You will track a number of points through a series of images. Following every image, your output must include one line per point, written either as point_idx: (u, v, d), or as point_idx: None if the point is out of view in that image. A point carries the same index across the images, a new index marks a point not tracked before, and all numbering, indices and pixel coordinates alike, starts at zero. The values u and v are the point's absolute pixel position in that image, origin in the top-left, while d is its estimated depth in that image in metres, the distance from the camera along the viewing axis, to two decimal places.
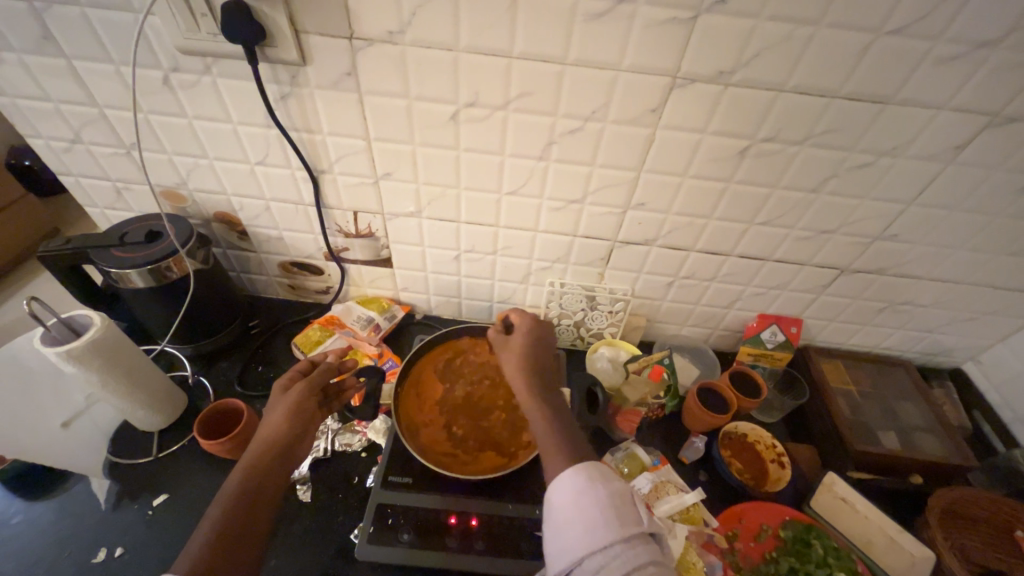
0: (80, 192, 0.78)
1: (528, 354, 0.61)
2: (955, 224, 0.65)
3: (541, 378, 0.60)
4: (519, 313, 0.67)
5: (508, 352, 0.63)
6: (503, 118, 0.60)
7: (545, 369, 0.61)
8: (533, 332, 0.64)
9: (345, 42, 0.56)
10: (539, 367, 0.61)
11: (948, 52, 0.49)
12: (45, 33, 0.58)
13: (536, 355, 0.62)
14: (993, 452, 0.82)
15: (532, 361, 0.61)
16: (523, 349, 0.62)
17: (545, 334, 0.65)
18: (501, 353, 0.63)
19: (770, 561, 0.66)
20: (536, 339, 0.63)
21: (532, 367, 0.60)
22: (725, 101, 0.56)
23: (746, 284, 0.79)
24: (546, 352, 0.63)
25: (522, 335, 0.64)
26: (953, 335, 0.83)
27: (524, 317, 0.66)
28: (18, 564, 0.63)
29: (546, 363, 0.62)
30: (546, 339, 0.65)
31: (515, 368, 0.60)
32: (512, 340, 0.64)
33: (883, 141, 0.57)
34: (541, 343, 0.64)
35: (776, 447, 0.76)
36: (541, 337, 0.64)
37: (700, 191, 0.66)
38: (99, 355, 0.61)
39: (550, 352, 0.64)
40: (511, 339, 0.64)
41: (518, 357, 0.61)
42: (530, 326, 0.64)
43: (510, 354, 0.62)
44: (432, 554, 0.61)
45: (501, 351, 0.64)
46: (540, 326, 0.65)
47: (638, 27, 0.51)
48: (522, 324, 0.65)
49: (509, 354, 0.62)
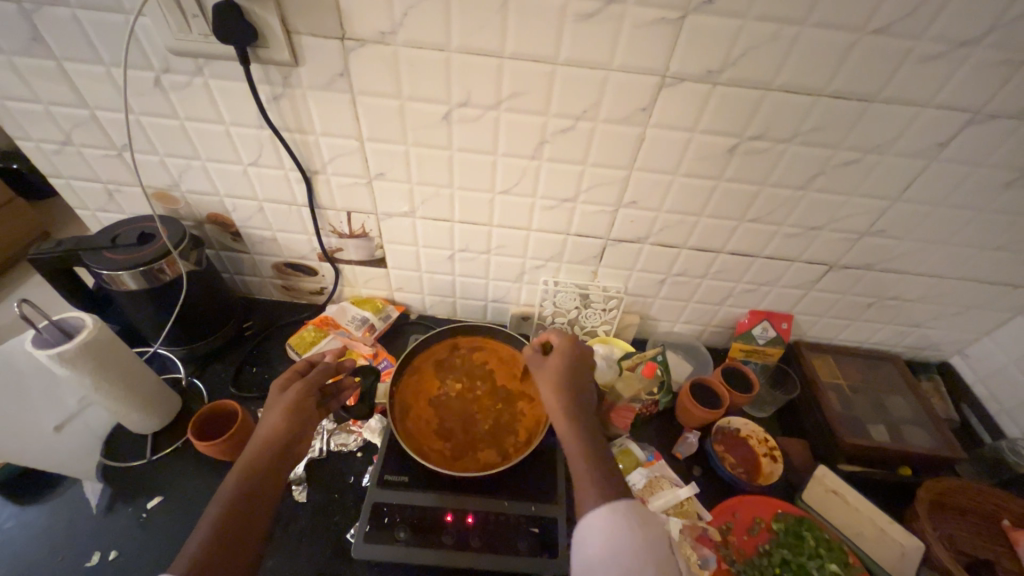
0: (71, 194, 0.77)
1: (566, 377, 0.62)
2: (940, 219, 0.67)
3: (578, 404, 0.60)
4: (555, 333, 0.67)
5: (544, 373, 0.63)
6: (495, 118, 0.61)
7: (582, 394, 0.61)
8: (569, 354, 0.64)
9: (337, 43, 0.56)
10: (577, 391, 0.61)
11: (930, 51, 0.51)
12: (34, 35, 0.57)
13: (575, 378, 0.62)
14: (980, 443, 0.83)
15: (570, 385, 0.61)
16: (561, 372, 0.62)
17: (584, 355, 0.65)
18: (537, 374, 0.64)
19: (764, 554, 0.67)
20: (574, 361, 0.64)
21: (569, 391, 0.60)
22: (713, 100, 0.57)
23: (737, 281, 0.80)
24: (584, 374, 0.64)
25: (560, 356, 0.64)
26: (940, 329, 0.84)
27: (561, 338, 0.66)
28: (11, 569, 0.62)
29: (584, 387, 0.63)
30: (585, 361, 0.65)
31: (553, 391, 0.61)
32: (549, 361, 0.64)
33: (868, 139, 0.58)
34: (580, 365, 0.64)
35: (768, 442, 0.78)
36: (580, 358, 0.64)
37: (691, 189, 0.66)
38: (92, 357, 0.61)
39: (586, 374, 0.64)
40: (548, 360, 0.64)
41: (554, 380, 0.61)
42: (569, 347, 0.65)
43: (547, 375, 0.62)
44: (429, 552, 0.61)
45: (537, 371, 0.64)
46: (578, 348, 0.65)
47: (627, 27, 0.52)
48: (560, 345, 0.65)
49: (546, 375, 0.62)
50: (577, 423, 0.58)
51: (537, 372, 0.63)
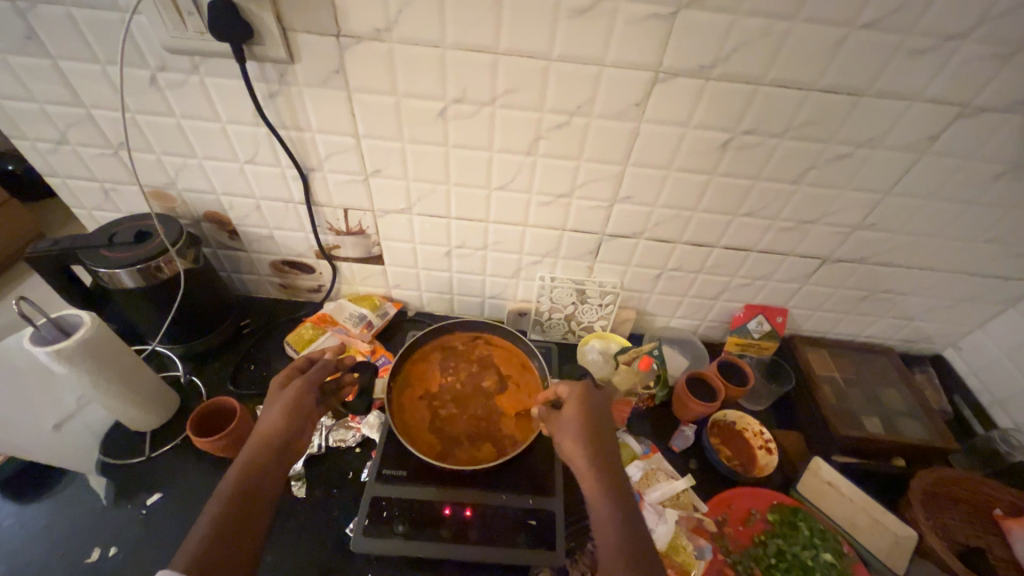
0: (67, 193, 0.77)
1: (584, 433, 0.56)
2: (932, 212, 0.67)
3: (601, 464, 0.54)
4: (564, 383, 0.62)
5: (561, 433, 0.58)
6: (491, 113, 0.61)
7: (605, 450, 0.55)
8: (582, 404, 0.59)
9: (333, 40, 0.56)
10: (600, 447, 0.55)
11: (918, 45, 0.51)
12: (28, 33, 0.57)
13: (596, 435, 0.56)
14: (973, 435, 0.84)
15: (591, 444, 0.56)
16: (577, 429, 0.57)
17: (601, 405, 0.59)
18: (554, 434, 0.59)
19: (759, 544, 0.68)
20: (590, 411, 0.58)
21: (591, 450, 0.55)
22: (706, 96, 0.57)
23: (732, 275, 0.80)
24: (606, 428, 0.58)
25: (574, 411, 0.58)
26: (934, 322, 0.85)
27: (572, 387, 0.60)
28: (13, 566, 0.63)
29: (608, 441, 0.57)
30: (604, 413, 0.59)
31: (574, 454, 0.55)
32: (564, 418, 0.59)
33: (859, 132, 0.59)
34: (597, 415, 0.58)
35: (764, 434, 0.78)
36: (599, 411, 0.59)
37: (685, 184, 0.67)
38: (88, 356, 0.61)
39: (608, 425, 0.58)
40: (563, 417, 0.59)
41: (574, 440, 0.56)
42: (585, 400, 0.59)
43: (565, 435, 0.57)
44: (428, 545, 0.62)
45: (553, 429, 0.59)
46: (594, 397, 0.60)
47: (619, 23, 0.52)
48: (571, 397, 0.60)
49: (564, 435, 0.57)
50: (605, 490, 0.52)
51: (555, 433, 0.59)
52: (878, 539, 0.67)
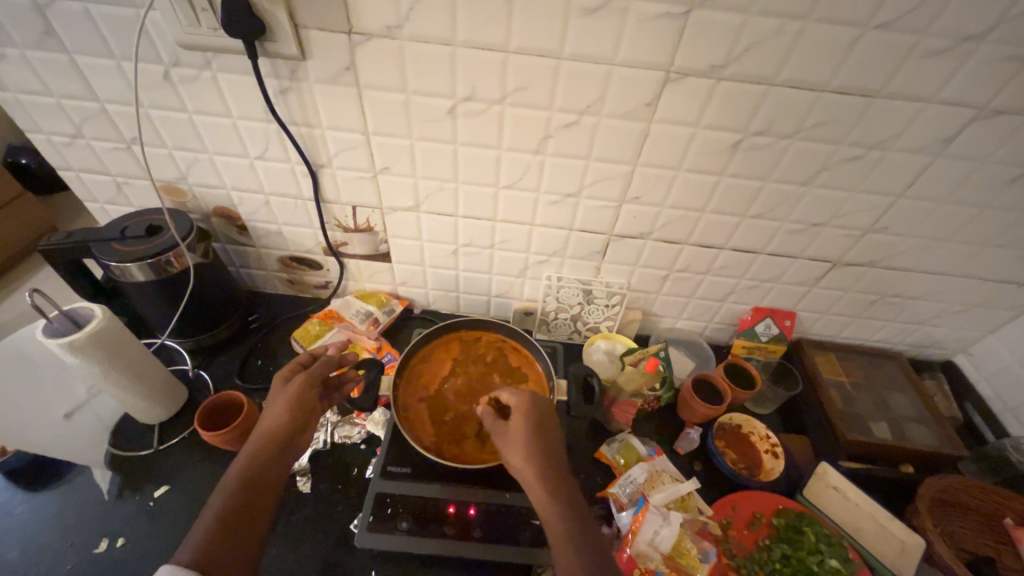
0: (80, 187, 0.78)
1: (530, 441, 0.56)
2: (945, 215, 0.66)
3: (552, 468, 0.54)
4: (511, 390, 0.62)
5: (509, 442, 0.57)
6: (500, 112, 0.61)
7: (554, 455, 0.56)
8: (531, 410, 0.59)
9: (344, 37, 0.56)
10: (546, 452, 0.56)
11: (935, 46, 0.51)
12: (46, 29, 0.58)
13: (542, 441, 0.57)
14: (984, 442, 0.83)
15: (540, 451, 0.56)
16: (527, 436, 0.56)
17: (546, 412, 0.60)
18: (501, 443, 0.58)
19: (764, 548, 0.67)
20: (535, 417, 0.59)
21: (538, 456, 0.55)
22: (716, 97, 0.57)
23: (739, 277, 0.80)
24: (552, 434, 0.58)
25: (522, 419, 0.58)
26: (944, 327, 0.84)
27: (520, 394, 0.60)
28: (23, 553, 0.64)
29: (555, 448, 0.57)
30: (548, 419, 0.60)
31: (524, 463, 0.55)
32: (511, 426, 0.58)
33: (872, 134, 0.59)
34: (542, 421, 0.59)
35: (770, 438, 0.78)
36: (544, 418, 0.59)
37: (694, 184, 0.67)
38: (100, 347, 0.62)
39: (552, 430, 0.59)
40: (510, 425, 0.58)
41: (522, 448, 0.56)
42: (530, 406, 0.59)
43: (513, 445, 0.56)
44: (431, 541, 0.62)
45: (500, 438, 0.58)
46: (539, 404, 0.60)
47: (631, 22, 0.52)
48: (518, 404, 0.59)
49: (512, 443, 0.57)
50: (558, 496, 0.52)
51: (501, 442, 0.58)
52: (886, 546, 0.67)
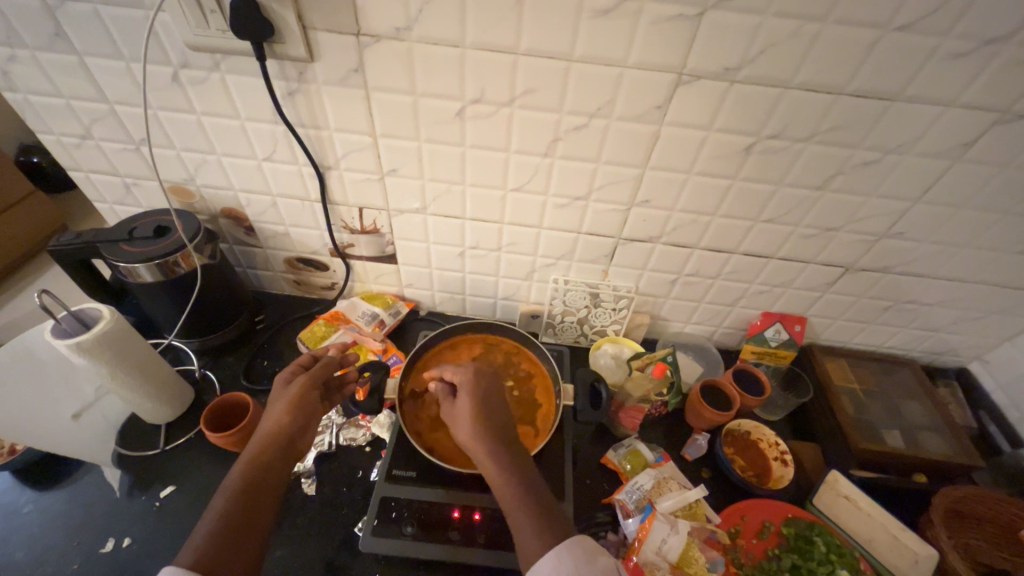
0: (90, 187, 0.79)
1: (477, 416, 0.56)
2: (963, 221, 0.65)
3: (501, 442, 0.55)
4: (454, 367, 0.62)
5: (458, 422, 0.57)
6: (509, 114, 0.60)
7: (502, 429, 0.57)
8: (477, 387, 0.59)
9: (352, 39, 0.56)
10: (495, 426, 0.56)
11: (956, 48, 0.49)
12: (56, 30, 0.58)
13: (487, 415, 0.57)
14: (999, 452, 0.81)
15: (486, 425, 0.56)
16: (473, 411, 0.57)
17: (490, 388, 0.60)
18: (451, 424, 0.58)
19: (773, 558, 0.66)
20: (481, 393, 0.59)
21: (486, 430, 0.55)
22: (730, 99, 0.56)
23: (750, 282, 0.79)
24: (500, 409, 0.59)
25: (467, 396, 0.58)
26: (959, 334, 0.83)
27: (463, 372, 0.61)
28: (31, 552, 0.64)
29: (502, 422, 0.58)
30: (493, 395, 0.60)
31: (473, 441, 0.55)
32: (459, 405, 0.58)
33: (888, 139, 0.57)
34: (489, 397, 0.59)
35: (780, 445, 0.77)
36: (487, 393, 0.59)
37: (705, 188, 0.66)
38: (109, 348, 0.62)
39: (501, 407, 0.59)
40: (457, 405, 0.58)
41: (470, 425, 0.56)
42: (472, 382, 0.60)
43: (461, 422, 0.57)
44: (436, 546, 0.61)
45: (451, 418, 0.58)
46: (483, 380, 0.61)
47: (644, 23, 0.51)
48: (465, 384, 0.59)
49: (461, 421, 0.57)
50: (509, 469, 0.53)
51: (451, 421, 0.58)
52: (897, 558, 0.66)
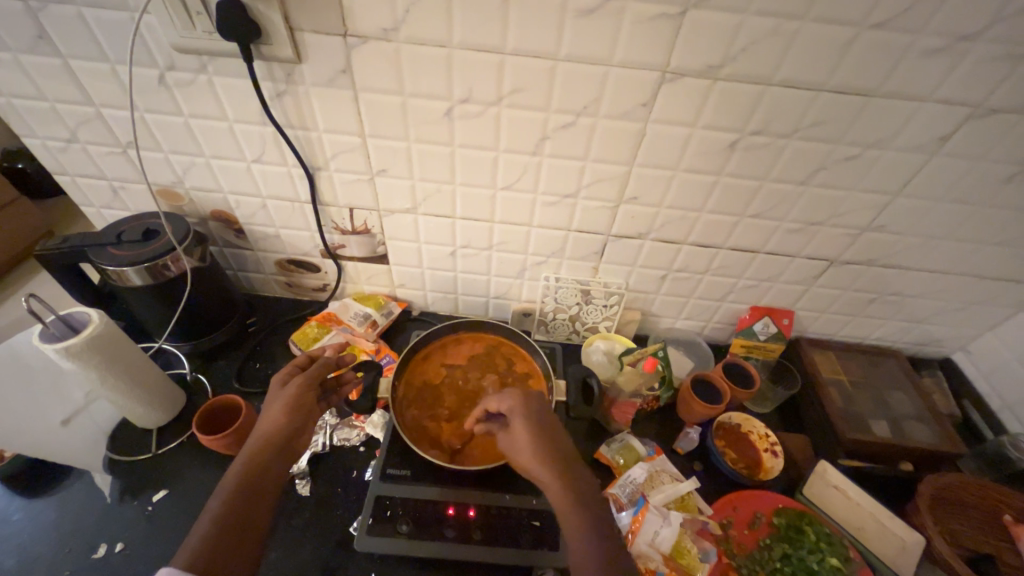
0: (77, 192, 0.78)
1: (536, 448, 0.55)
2: (942, 213, 0.67)
3: (561, 474, 0.54)
4: (500, 395, 0.60)
5: (517, 453, 0.56)
6: (497, 113, 0.61)
7: (562, 459, 0.55)
8: (527, 414, 0.57)
9: (339, 40, 0.56)
10: (554, 456, 0.55)
11: (930, 45, 0.51)
12: (40, 34, 0.58)
13: (546, 445, 0.55)
14: (982, 439, 0.83)
15: (546, 457, 0.54)
16: (528, 442, 0.55)
17: (546, 414, 0.59)
18: (511, 454, 0.58)
19: (764, 547, 0.67)
20: (534, 421, 0.57)
21: (546, 462, 0.54)
22: (713, 96, 0.57)
23: (738, 277, 0.80)
24: (558, 436, 0.57)
25: (522, 426, 0.56)
26: (942, 325, 0.84)
27: (507, 403, 0.59)
28: (21, 560, 0.63)
29: (562, 450, 0.56)
30: (548, 421, 0.58)
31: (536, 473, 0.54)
32: (514, 435, 0.57)
33: (868, 134, 0.59)
34: (545, 423, 0.58)
35: (769, 437, 0.78)
36: (544, 421, 0.57)
37: (691, 185, 0.67)
38: (97, 352, 0.62)
39: (558, 433, 0.58)
40: (512, 436, 0.57)
41: (530, 457, 0.55)
42: (528, 410, 0.58)
43: (521, 453, 0.56)
44: (431, 544, 0.62)
45: (508, 448, 0.58)
46: (535, 407, 0.59)
47: (627, 22, 0.52)
48: (513, 411, 0.58)
49: (519, 452, 0.56)
50: (573, 503, 0.52)
51: (509, 451, 0.58)
52: (885, 545, 0.67)
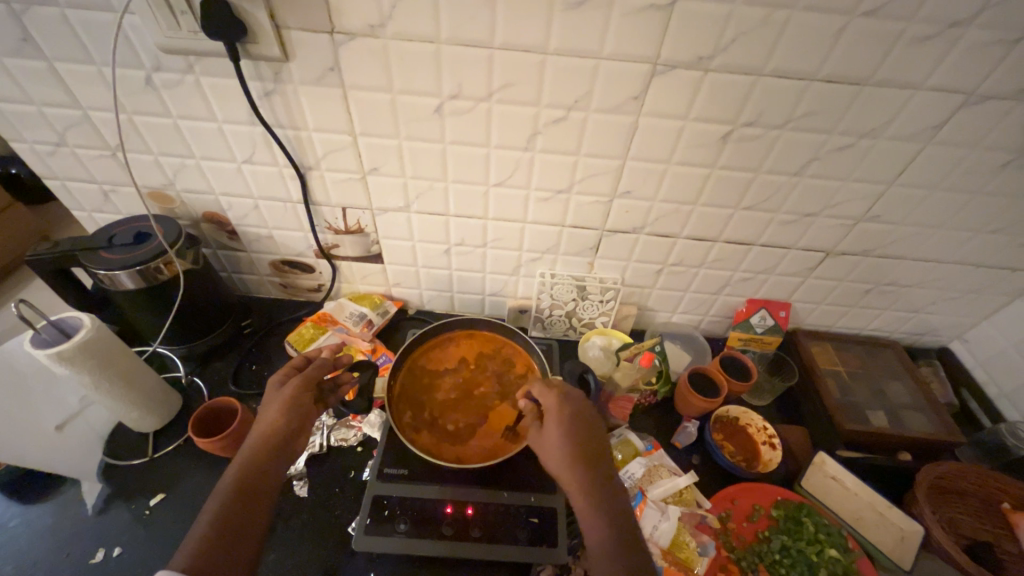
0: (66, 195, 0.77)
1: (567, 442, 0.55)
2: (937, 203, 0.66)
3: (590, 470, 0.53)
4: (541, 387, 0.60)
5: (545, 445, 0.56)
6: (488, 109, 0.61)
7: (592, 455, 0.55)
8: (563, 409, 0.57)
9: (326, 36, 0.56)
10: (585, 451, 0.54)
11: (922, 32, 0.50)
12: (23, 34, 0.57)
13: (577, 439, 0.55)
14: (980, 427, 0.83)
15: (575, 451, 0.54)
16: (560, 435, 0.55)
17: (586, 414, 0.58)
18: (539, 446, 0.57)
19: (763, 540, 0.67)
20: (569, 415, 0.57)
21: (575, 456, 0.54)
22: (704, 89, 0.57)
23: (733, 270, 0.80)
24: (595, 435, 0.56)
25: (555, 421, 0.56)
26: (940, 314, 0.84)
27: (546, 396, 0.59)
28: (18, 566, 0.63)
29: (595, 446, 0.56)
30: (584, 417, 0.57)
31: (562, 465, 0.54)
32: (547, 428, 0.57)
33: (861, 123, 0.58)
34: (580, 418, 0.57)
35: (768, 429, 0.78)
36: (584, 421, 0.57)
37: (684, 177, 0.66)
38: (90, 356, 0.61)
39: (593, 429, 0.57)
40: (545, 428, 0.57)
41: (558, 448, 0.55)
42: (565, 405, 0.58)
43: (550, 445, 0.56)
44: (430, 543, 0.61)
45: (538, 439, 0.58)
46: (576, 406, 0.58)
47: (616, 15, 0.51)
48: (550, 406, 0.58)
49: (548, 444, 0.56)
50: (596, 498, 0.52)
51: (539, 442, 0.57)
52: (884, 535, 0.67)
